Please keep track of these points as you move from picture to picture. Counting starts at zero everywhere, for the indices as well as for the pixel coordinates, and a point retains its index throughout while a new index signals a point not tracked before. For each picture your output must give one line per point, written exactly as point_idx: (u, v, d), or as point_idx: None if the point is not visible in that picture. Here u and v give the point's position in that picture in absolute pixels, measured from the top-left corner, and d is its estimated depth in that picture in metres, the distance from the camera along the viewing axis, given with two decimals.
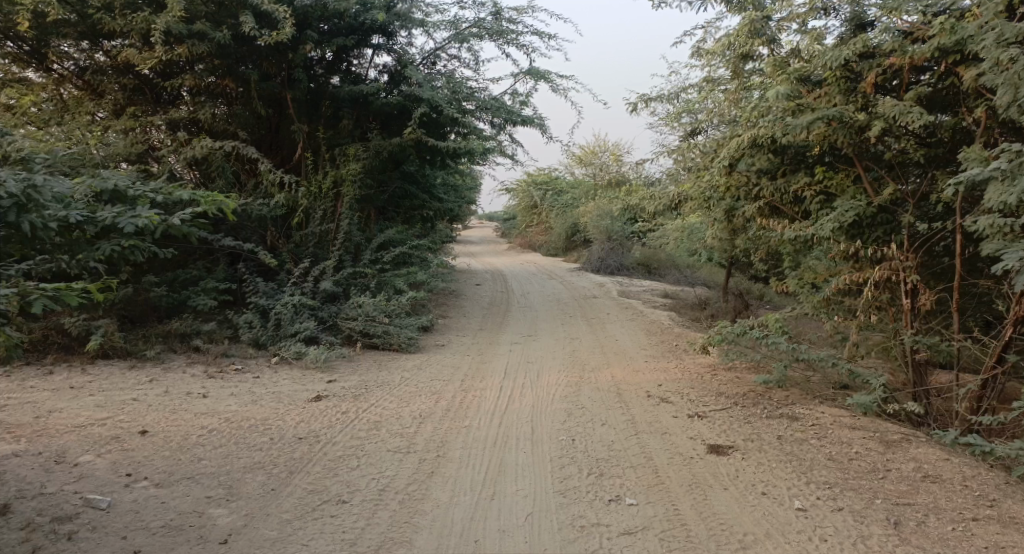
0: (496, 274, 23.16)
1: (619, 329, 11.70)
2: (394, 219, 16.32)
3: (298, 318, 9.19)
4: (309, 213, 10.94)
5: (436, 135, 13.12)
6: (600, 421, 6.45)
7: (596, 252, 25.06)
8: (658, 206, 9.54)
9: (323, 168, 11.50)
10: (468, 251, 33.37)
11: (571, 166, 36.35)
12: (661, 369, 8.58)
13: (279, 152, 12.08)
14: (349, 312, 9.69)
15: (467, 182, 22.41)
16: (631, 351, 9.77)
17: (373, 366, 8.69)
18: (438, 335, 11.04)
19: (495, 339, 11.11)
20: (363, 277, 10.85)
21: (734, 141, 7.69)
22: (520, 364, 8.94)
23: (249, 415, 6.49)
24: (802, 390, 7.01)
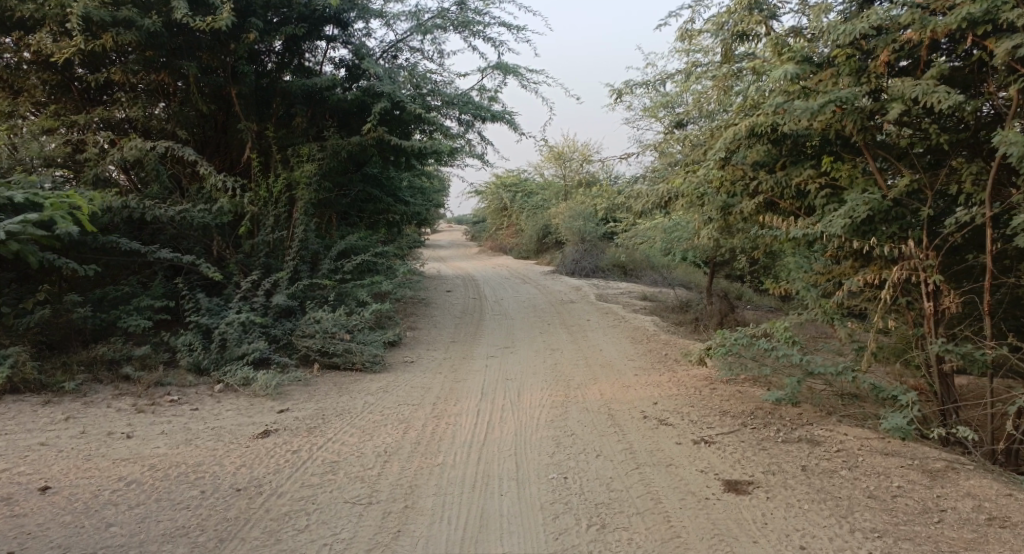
0: (467, 279, 22.29)
1: (603, 338, 10.86)
2: (358, 224, 15.35)
3: (245, 338, 8.20)
4: (259, 220, 9.94)
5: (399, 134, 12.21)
6: (594, 452, 5.56)
7: (570, 254, 24.30)
8: (643, 205, 8.73)
9: (274, 170, 10.51)
10: (437, 256, 32.43)
11: (540, 167, 35.61)
12: (653, 383, 7.75)
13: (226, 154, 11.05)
14: (305, 330, 8.71)
15: (433, 185, 21.54)
16: (618, 362, 8.94)
17: (332, 390, 7.73)
18: (406, 351, 10.10)
19: (469, 352, 10.20)
20: (322, 289, 9.88)
21: (729, 130, 6.82)
22: (497, 382, 8.02)
23: (179, 459, 5.52)
24: (814, 406, 6.24)
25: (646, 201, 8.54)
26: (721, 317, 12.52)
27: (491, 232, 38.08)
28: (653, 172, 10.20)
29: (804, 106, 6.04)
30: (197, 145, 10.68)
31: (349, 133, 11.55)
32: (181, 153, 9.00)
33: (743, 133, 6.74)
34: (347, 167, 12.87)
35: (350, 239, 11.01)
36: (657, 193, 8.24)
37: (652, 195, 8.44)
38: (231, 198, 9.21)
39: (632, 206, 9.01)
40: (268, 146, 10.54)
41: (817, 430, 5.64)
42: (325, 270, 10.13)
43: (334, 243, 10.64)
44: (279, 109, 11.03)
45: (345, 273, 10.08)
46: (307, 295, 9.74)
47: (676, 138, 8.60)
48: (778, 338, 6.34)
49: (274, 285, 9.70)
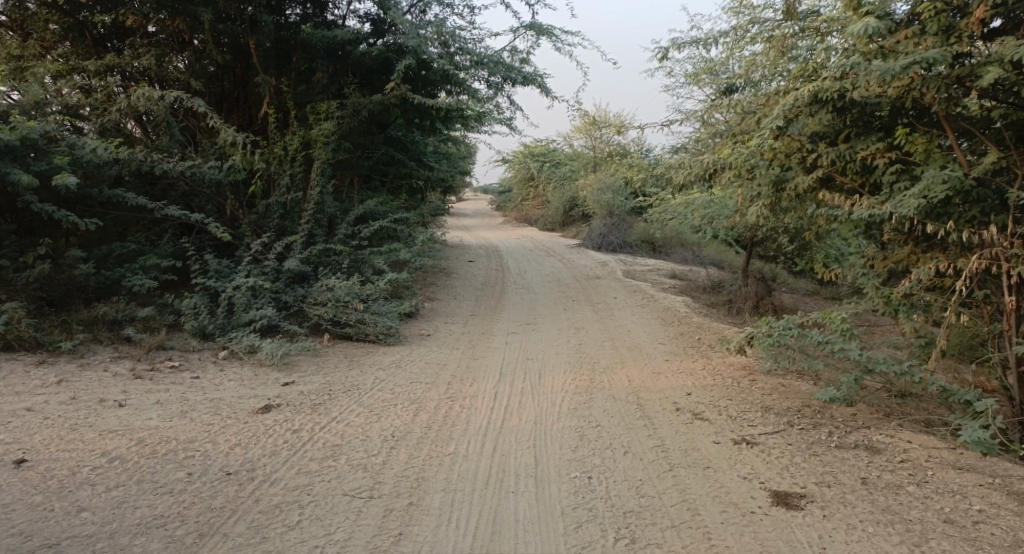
0: (491, 249, 21.74)
1: (630, 318, 10.28)
2: (379, 188, 14.85)
3: (254, 304, 7.75)
4: (274, 179, 9.46)
5: (425, 94, 11.62)
6: (622, 448, 5.03)
7: (597, 228, 23.61)
8: (683, 177, 8.08)
9: (292, 128, 10.00)
10: (461, 224, 31.88)
11: (569, 137, 34.72)
12: (686, 371, 7.17)
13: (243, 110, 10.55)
14: (318, 297, 8.25)
15: (459, 151, 20.93)
16: (646, 346, 8.37)
17: (342, 363, 7.28)
18: (423, 323, 9.61)
19: (489, 327, 9.69)
20: (338, 255, 9.42)
21: (790, 96, 6.20)
22: (518, 363, 7.51)
23: (170, 433, 5.09)
24: (868, 407, 5.64)
25: (687, 172, 7.88)
26: (756, 300, 11.87)
27: (517, 202, 37.39)
28: (692, 143, 9.52)
29: (881, 67, 5.35)
30: (213, 98, 10.19)
31: (372, 90, 10.97)
32: (194, 105, 8.53)
33: (806, 98, 6.06)
34: (368, 127, 12.32)
35: (369, 204, 10.51)
36: (700, 163, 7.58)
37: (693, 165, 7.79)
38: (245, 154, 8.73)
39: (670, 178, 8.35)
40: (287, 101, 10.04)
41: (873, 435, 5.04)
42: (341, 235, 9.65)
43: (353, 207, 10.14)
44: (300, 64, 10.49)
45: (362, 239, 9.59)
46: (322, 260, 9.27)
47: (722, 104, 7.89)
48: (833, 330, 5.71)
49: (287, 248, 9.24)
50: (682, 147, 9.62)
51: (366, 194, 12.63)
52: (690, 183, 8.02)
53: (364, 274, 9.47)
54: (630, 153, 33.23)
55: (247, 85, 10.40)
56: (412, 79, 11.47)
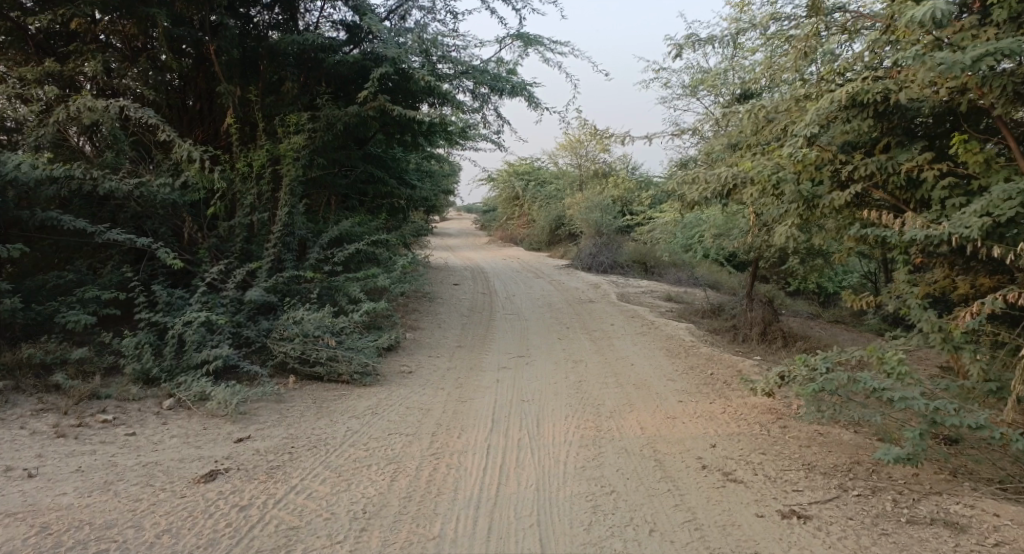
0: (476, 271, 20.80)
1: (632, 350, 9.40)
2: (357, 208, 13.93)
3: (209, 342, 6.75)
4: (238, 200, 8.54)
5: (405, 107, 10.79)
6: (646, 526, 4.14)
7: (586, 249, 22.80)
8: (691, 193, 7.20)
9: (258, 142, 9.11)
10: (444, 245, 30.97)
11: (554, 155, 34.02)
12: (704, 415, 6.29)
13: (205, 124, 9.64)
14: (283, 332, 7.27)
15: (442, 169, 20.07)
16: (655, 384, 7.48)
17: (309, 410, 6.31)
18: (404, 358, 8.65)
19: (477, 362, 8.75)
20: (308, 283, 8.48)
21: (825, 99, 5.35)
22: (511, 408, 6.57)
23: (85, 516, 4.10)
24: (931, 464, 4.75)
25: (697, 189, 7.03)
26: (763, 325, 11.07)
27: (501, 222, 36.54)
28: (695, 157, 8.76)
29: (941, 62, 4.55)
30: (170, 111, 9.28)
31: (345, 101, 10.30)
32: (144, 116, 7.62)
33: (843, 101, 5.25)
34: (344, 141, 11.45)
35: (344, 225, 9.60)
36: (713, 179, 6.73)
37: (701, 178, 6.93)
38: (203, 172, 7.82)
39: (677, 196, 7.52)
40: (253, 113, 9.16)
41: (950, 507, 4.18)
42: (312, 261, 8.72)
43: (327, 229, 9.22)
44: (268, 73, 9.62)
45: (335, 265, 8.64)
46: (290, 289, 8.33)
47: (736, 113, 7.08)
48: (887, 374, 4.83)
49: (251, 275, 8.28)
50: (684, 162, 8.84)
51: (342, 214, 11.71)
52: (701, 202, 7.20)
53: (337, 304, 8.52)
54: (616, 170, 32.61)
55: (209, 96, 9.51)
56: (391, 88, 10.78)
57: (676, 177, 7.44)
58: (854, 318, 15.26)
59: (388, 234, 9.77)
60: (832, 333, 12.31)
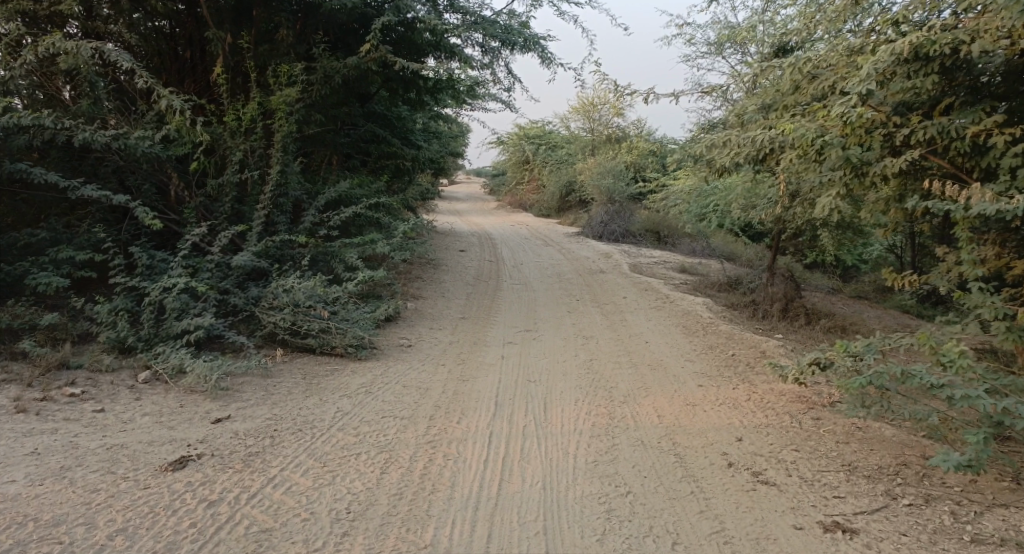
0: (484, 237, 20.20)
1: (645, 327, 8.85)
2: (360, 168, 13.32)
3: (191, 311, 6.23)
4: (226, 156, 7.97)
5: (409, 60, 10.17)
6: (669, 537, 3.68)
7: (597, 216, 22.17)
8: (720, 158, 6.56)
9: (250, 95, 8.50)
10: (452, 209, 30.35)
11: (566, 118, 33.10)
12: (727, 403, 5.77)
13: (194, 75, 9.02)
14: (272, 301, 6.75)
15: (449, 130, 19.35)
16: (672, 365, 6.96)
17: (298, 386, 5.82)
18: (404, 330, 8.14)
19: (482, 336, 8.23)
20: (303, 247, 7.96)
21: (884, 52, 4.70)
22: (517, 390, 6.06)
23: (30, 511, 3.62)
24: (990, 472, 4.23)
25: (725, 153, 6.42)
26: (783, 301, 10.51)
27: (511, 187, 35.80)
28: (722, 120, 8.12)
29: None
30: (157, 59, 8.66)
31: (345, 53, 9.67)
32: (123, 61, 7.03)
33: (905, 53, 4.67)
34: (345, 96, 10.84)
35: (342, 186, 9.05)
36: (744, 143, 6.12)
37: (730, 142, 6.32)
38: (188, 124, 7.24)
39: (705, 161, 6.96)
40: (244, 63, 8.54)
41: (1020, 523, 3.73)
42: (308, 223, 8.19)
43: (324, 190, 8.66)
44: (261, 20, 8.98)
45: (332, 228, 8.09)
46: (282, 253, 7.80)
47: (772, 70, 6.44)
48: (944, 367, 4.26)
49: (241, 238, 7.73)
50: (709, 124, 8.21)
51: (342, 175, 11.13)
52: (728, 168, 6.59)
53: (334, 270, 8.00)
54: (630, 136, 31.77)
55: (198, 44, 8.90)
56: (396, 38, 10.33)
57: (702, 141, 6.80)
58: (874, 294, 14.70)
59: (389, 196, 9.21)
60: (854, 310, 11.76)
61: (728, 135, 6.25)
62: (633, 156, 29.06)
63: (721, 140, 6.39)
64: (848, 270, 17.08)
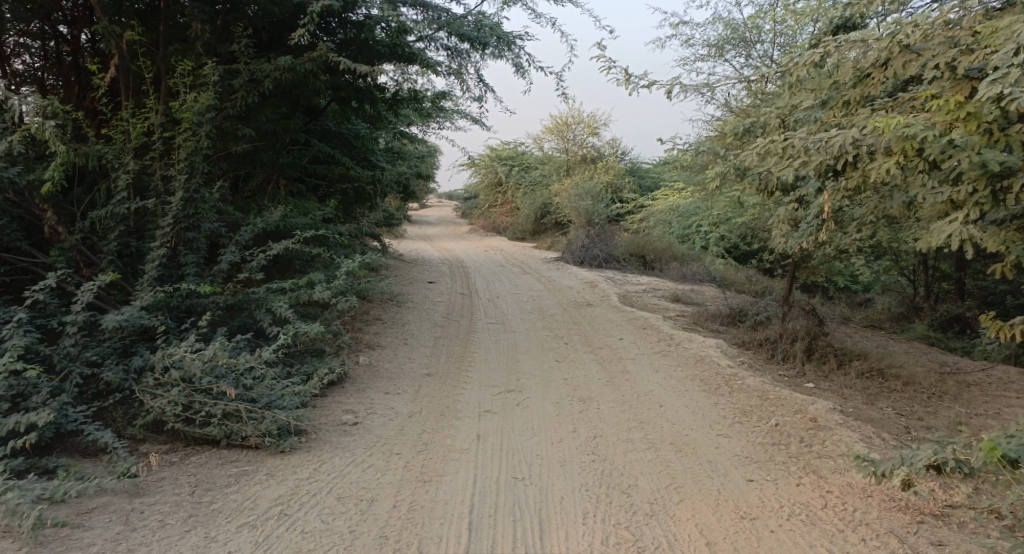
0: (456, 265, 18.37)
1: (653, 383, 7.17)
2: (307, 193, 11.55)
3: (27, 404, 4.44)
4: (116, 181, 6.20)
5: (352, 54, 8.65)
6: None
7: (578, 240, 20.55)
8: (771, 166, 4.96)
9: (149, 104, 6.75)
10: (421, 234, 28.54)
11: (540, 138, 31.60)
12: (797, 514, 4.08)
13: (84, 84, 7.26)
14: (159, 377, 4.97)
15: (415, 150, 17.64)
16: (702, 444, 5.27)
17: (178, 511, 3.98)
18: (350, 402, 6.36)
19: (452, 404, 6.46)
20: (214, 297, 6.17)
21: None
22: (500, 501, 4.32)
23: None
24: None
25: (780, 165, 4.87)
26: (807, 339, 8.94)
27: (483, 210, 34.14)
28: (754, 124, 6.55)
29: None
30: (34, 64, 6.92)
31: (277, 54, 7.98)
32: None
33: None
34: (284, 107, 9.15)
35: (275, 214, 7.32)
36: (815, 147, 4.50)
37: (787, 149, 4.78)
38: (48, 137, 5.46)
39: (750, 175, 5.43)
40: (144, 62, 6.83)
41: None
42: (225, 266, 6.49)
43: (250, 222, 6.95)
44: (168, 14, 7.25)
45: (257, 271, 6.39)
46: (189, 305, 6.12)
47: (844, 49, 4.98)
48: None
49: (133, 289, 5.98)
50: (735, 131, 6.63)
51: (281, 201, 9.36)
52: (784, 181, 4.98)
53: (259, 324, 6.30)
54: (606, 155, 30.45)
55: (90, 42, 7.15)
56: (343, 38, 8.76)
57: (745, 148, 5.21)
58: (890, 323, 13.18)
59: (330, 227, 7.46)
60: (881, 347, 10.23)
61: (786, 141, 4.70)
62: (609, 177, 27.63)
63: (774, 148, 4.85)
64: (853, 294, 15.64)
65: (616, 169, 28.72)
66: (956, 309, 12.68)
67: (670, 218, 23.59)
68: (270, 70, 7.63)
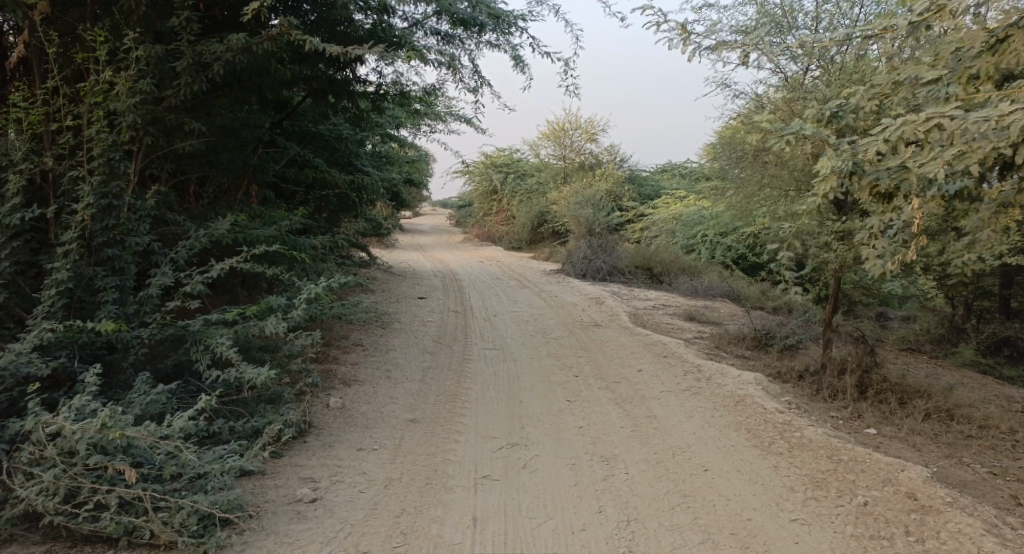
0: (449, 278, 17.04)
1: (687, 434, 5.87)
2: (279, 200, 10.30)
3: None
4: (11, 182, 5.22)
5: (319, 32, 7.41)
6: None
7: (579, 251, 19.20)
8: (912, 150, 4.80)
9: (60, 91, 5.58)
10: (414, 244, 27.27)
11: (536, 144, 30.39)
12: None
13: None
14: (39, 452, 3.87)
15: (405, 154, 16.40)
16: (774, 541, 4.03)
17: None
18: (308, 472, 5.08)
19: (443, 470, 5.22)
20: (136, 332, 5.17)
21: None
22: None
23: None
24: None
25: (920, 155, 4.78)
26: (857, 371, 7.62)
27: (477, 218, 32.82)
28: (843, 105, 5.97)
29: None
30: None
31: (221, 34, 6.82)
32: None
33: None
34: (244, 99, 7.91)
35: (221, 229, 6.15)
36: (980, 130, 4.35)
37: (932, 134, 4.63)
38: None
39: (870, 173, 5.20)
40: (53, 36, 5.60)
41: None
42: (151, 294, 5.37)
43: (187, 242, 5.94)
44: None
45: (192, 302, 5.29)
46: (106, 340, 5.15)
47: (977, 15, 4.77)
48: None
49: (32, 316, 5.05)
50: (815, 115, 6.13)
51: (242, 210, 8.11)
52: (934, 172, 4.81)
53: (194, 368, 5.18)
54: (604, 162, 29.18)
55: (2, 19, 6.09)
56: (316, 18, 7.52)
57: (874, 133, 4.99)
58: (929, 345, 11.88)
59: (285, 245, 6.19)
60: (932, 376, 8.98)
61: (935, 123, 4.54)
62: (609, 184, 26.39)
63: (912, 133, 4.68)
64: (881, 311, 14.31)
65: (614, 177, 27.44)
66: (1003, 329, 11.33)
67: (674, 228, 22.31)
68: (220, 51, 6.45)
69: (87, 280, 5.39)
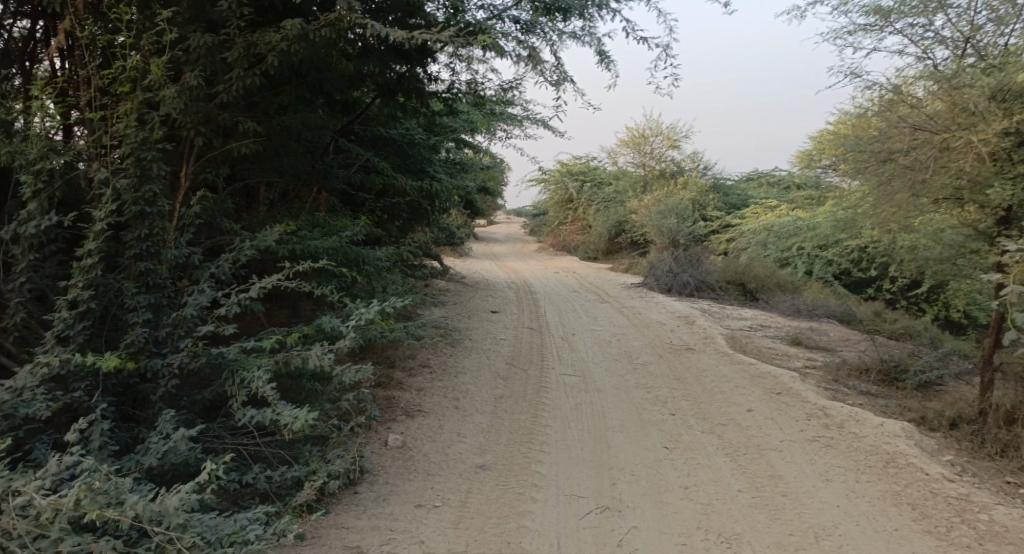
0: (523, 290, 16.05)
1: (827, 511, 4.66)
2: (345, 207, 9.55)
3: None
4: (33, 185, 4.52)
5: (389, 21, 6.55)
6: None
7: (663, 264, 17.85)
8: None
9: (93, 83, 4.88)
10: (487, 254, 26.43)
11: (615, 151, 29.13)
12: None
13: (25, 71, 5.58)
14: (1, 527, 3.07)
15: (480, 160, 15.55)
16: None
17: None
18: (358, 541, 4.14)
19: (522, 545, 4.25)
20: (166, 360, 4.35)
21: None
22: None
23: None
24: None
25: None
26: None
27: (552, 227, 31.80)
28: None
29: None
30: None
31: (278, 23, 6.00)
32: None
33: None
34: (307, 96, 7.09)
35: (270, 239, 5.31)
36: None
37: None
38: None
39: None
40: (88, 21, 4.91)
41: None
42: (186, 314, 4.50)
43: (230, 255, 5.12)
44: None
45: (227, 328, 4.40)
46: (131, 371, 4.37)
47: None
48: None
49: (49, 340, 4.32)
50: None
51: (301, 218, 7.33)
52: None
53: (227, 404, 4.31)
54: (687, 169, 27.58)
55: (47, 6, 5.46)
56: (385, 4, 6.62)
57: None
58: None
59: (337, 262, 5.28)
60: None
61: None
62: (692, 193, 24.85)
63: None
64: None
65: (698, 185, 25.88)
66: None
67: (765, 240, 20.66)
68: (276, 41, 5.61)
69: (118, 298, 4.59)
